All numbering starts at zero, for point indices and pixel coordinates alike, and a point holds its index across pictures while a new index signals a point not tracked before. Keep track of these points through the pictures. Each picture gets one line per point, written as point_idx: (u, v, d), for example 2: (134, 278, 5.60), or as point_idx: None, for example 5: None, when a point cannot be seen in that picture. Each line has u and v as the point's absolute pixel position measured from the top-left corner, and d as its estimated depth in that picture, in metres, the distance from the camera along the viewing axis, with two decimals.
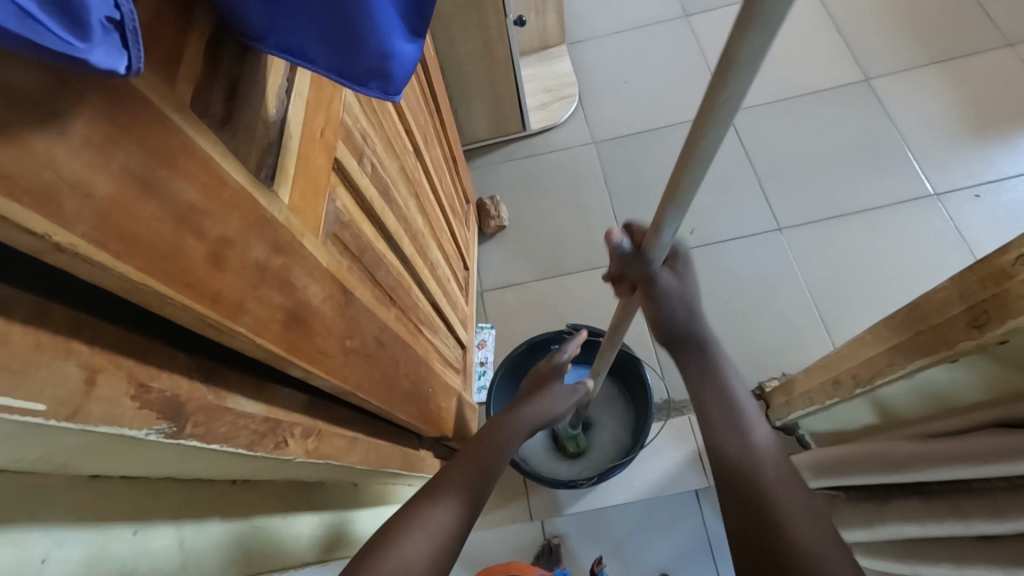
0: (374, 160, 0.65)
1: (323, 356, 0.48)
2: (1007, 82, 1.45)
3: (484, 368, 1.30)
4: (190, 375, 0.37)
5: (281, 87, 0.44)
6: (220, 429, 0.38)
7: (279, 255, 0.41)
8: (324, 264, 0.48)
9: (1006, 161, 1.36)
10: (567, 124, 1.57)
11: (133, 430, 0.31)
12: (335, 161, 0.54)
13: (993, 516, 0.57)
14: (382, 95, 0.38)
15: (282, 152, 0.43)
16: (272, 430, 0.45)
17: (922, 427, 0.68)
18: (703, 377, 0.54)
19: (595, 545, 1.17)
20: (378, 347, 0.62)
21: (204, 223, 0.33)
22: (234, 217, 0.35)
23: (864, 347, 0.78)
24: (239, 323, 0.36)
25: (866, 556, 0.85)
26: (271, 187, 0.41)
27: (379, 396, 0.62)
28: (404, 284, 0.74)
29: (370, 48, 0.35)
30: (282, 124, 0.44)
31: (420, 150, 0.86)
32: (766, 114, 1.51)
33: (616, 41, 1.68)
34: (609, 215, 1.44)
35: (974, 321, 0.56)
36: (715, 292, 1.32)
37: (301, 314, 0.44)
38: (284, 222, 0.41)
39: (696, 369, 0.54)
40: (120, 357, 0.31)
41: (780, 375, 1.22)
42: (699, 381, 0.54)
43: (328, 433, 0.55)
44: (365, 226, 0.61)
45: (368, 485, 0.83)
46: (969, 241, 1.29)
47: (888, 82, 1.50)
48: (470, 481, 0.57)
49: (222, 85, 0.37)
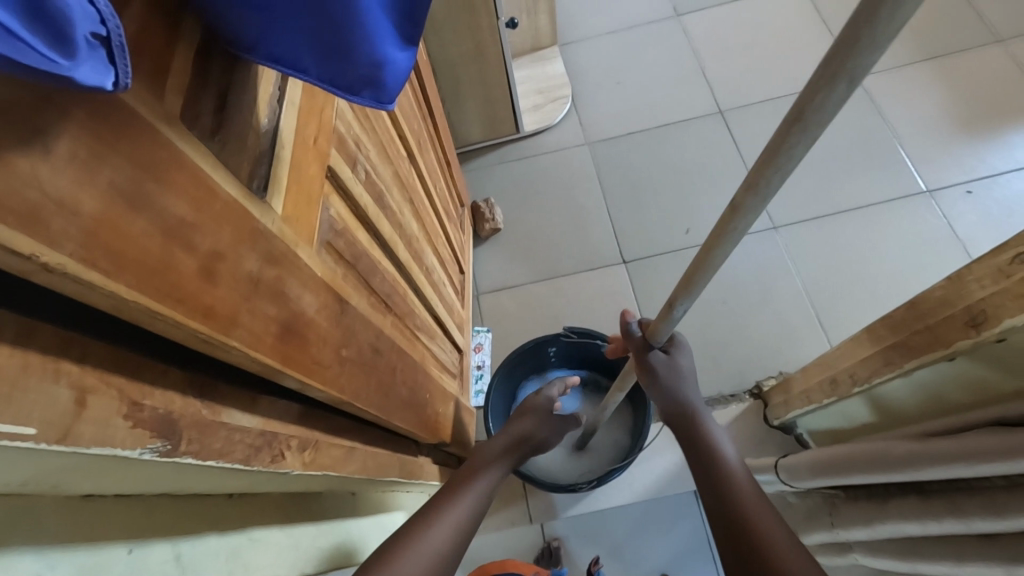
0: (368, 166, 0.64)
1: (319, 367, 0.48)
2: (997, 79, 1.46)
3: (481, 372, 1.29)
4: (182, 390, 0.37)
5: (272, 96, 0.44)
6: (214, 445, 0.38)
7: (272, 266, 0.40)
8: (319, 274, 0.48)
9: (997, 157, 1.37)
10: (560, 126, 1.57)
11: (125, 450, 0.30)
12: (328, 169, 0.53)
13: (992, 514, 0.57)
14: (375, 104, 0.38)
15: (275, 163, 0.42)
16: (268, 443, 0.44)
17: (921, 426, 0.68)
18: (690, 430, 0.65)
19: (595, 548, 1.17)
20: (374, 355, 0.61)
21: (195, 237, 0.32)
22: (225, 230, 0.35)
23: (862, 347, 0.78)
24: (233, 336, 0.36)
25: (865, 555, 0.85)
26: (263, 198, 0.40)
27: (376, 404, 0.62)
28: (399, 290, 0.74)
29: (362, 56, 0.34)
30: (274, 134, 0.43)
31: (414, 155, 0.86)
32: (760, 113, 1.51)
33: (608, 41, 1.68)
34: (604, 216, 1.44)
35: (971, 321, 0.56)
36: (712, 292, 1.32)
37: (296, 325, 0.44)
38: (277, 232, 0.41)
39: (685, 429, 0.65)
40: (110, 376, 0.30)
41: (777, 374, 1.22)
42: (688, 433, 0.65)
43: (325, 444, 0.55)
44: (360, 233, 0.61)
45: (366, 493, 0.83)
46: (962, 237, 1.30)
47: (881, 80, 1.51)
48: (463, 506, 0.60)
49: (212, 96, 0.36)
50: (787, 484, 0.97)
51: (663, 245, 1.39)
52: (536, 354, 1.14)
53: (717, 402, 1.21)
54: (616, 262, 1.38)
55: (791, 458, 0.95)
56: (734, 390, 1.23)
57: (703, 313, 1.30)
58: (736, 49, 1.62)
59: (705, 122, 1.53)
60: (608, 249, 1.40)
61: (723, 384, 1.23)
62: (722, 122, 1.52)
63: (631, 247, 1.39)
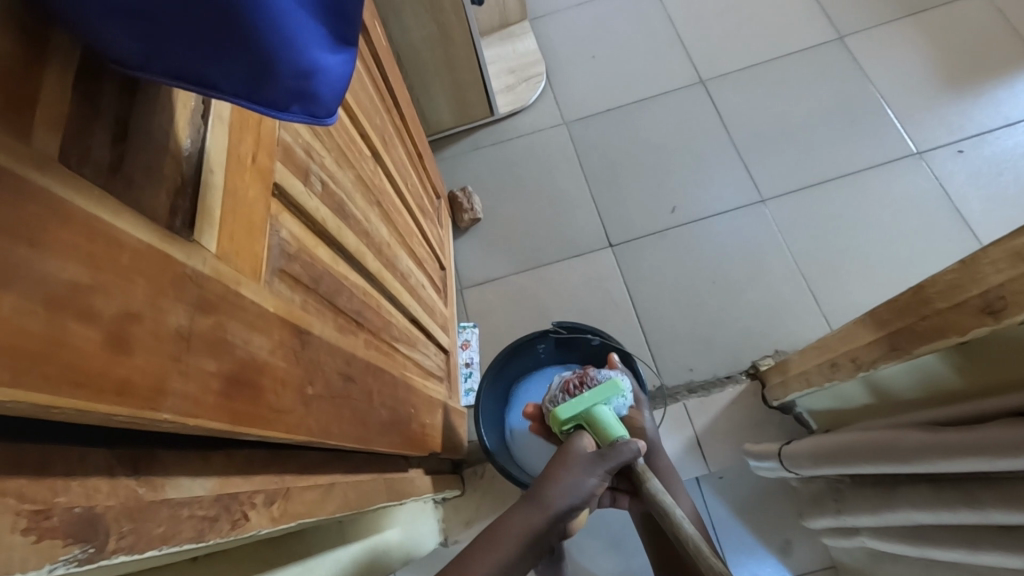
0: (323, 175, 0.58)
1: (277, 414, 0.43)
2: (982, 32, 1.41)
3: (469, 370, 1.24)
4: (108, 472, 0.31)
5: (194, 111, 0.37)
6: (155, 529, 0.32)
7: (208, 314, 0.34)
8: (271, 309, 0.42)
9: (987, 112, 1.32)
10: (534, 105, 1.50)
11: (27, 571, 0.25)
12: (274, 186, 0.47)
13: (1009, 507, 0.53)
14: (310, 119, 0.32)
15: (201, 191, 0.36)
16: (225, 509, 0.39)
17: (931, 413, 0.64)
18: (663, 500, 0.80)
19: (597, 541, 1.15)
20: (347, 384, 0.56)
21: (98, 302, 0.27)
22: (141, 285, 0.29)
23: (865, 330, 0.74)
24: (162, 408, 0.31)
25: (873, 539, 0.82)
26: (189, 237, 0.34)
27: (352, 436, 0.57)
28: (372, 304, 0.68)
29: (286, 67, 0.29)
30: (200, 157, 0.37)
31: (379, 153, 0.79)
32: (740, 81, 1.46)
33: (580, 13, 1.61)
34: (585, 200, 1.38)
35: (987, 307, 0.52)
36: (700, 272, 1.28)
37: (245, 375, 0.38)
38: (211, 273, 0.35)
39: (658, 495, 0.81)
40: (3, 481, 0.25)
41: (774, 353, 1.19)
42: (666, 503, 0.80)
43: (298, 489, 0.50)
44: (319, 250, 0.55)
45: (356, 517, 0.78)
46: (954, 199, 1.26)
47: (863, 40, 1.45)
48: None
49: (106, 125, 0.30)
50: (790, 471, 0.94)
51: (649, 226, 1.34)
52: (528, 352, 1.10)
53: (712, 385, 1.17)
54: (602, 246, 1.33)
55: (793, 445, 0.91)
56: (730, 370, 1.20)
57: (694, 293, 1.26)
58: (712, 14, 1.55)
59: (686, 93, 1.46)
60: (593, 233, 1.35)
61: (719, 366, 1.20)
62: (703, 92, 1.46)
63: (616, 230, 1.34)
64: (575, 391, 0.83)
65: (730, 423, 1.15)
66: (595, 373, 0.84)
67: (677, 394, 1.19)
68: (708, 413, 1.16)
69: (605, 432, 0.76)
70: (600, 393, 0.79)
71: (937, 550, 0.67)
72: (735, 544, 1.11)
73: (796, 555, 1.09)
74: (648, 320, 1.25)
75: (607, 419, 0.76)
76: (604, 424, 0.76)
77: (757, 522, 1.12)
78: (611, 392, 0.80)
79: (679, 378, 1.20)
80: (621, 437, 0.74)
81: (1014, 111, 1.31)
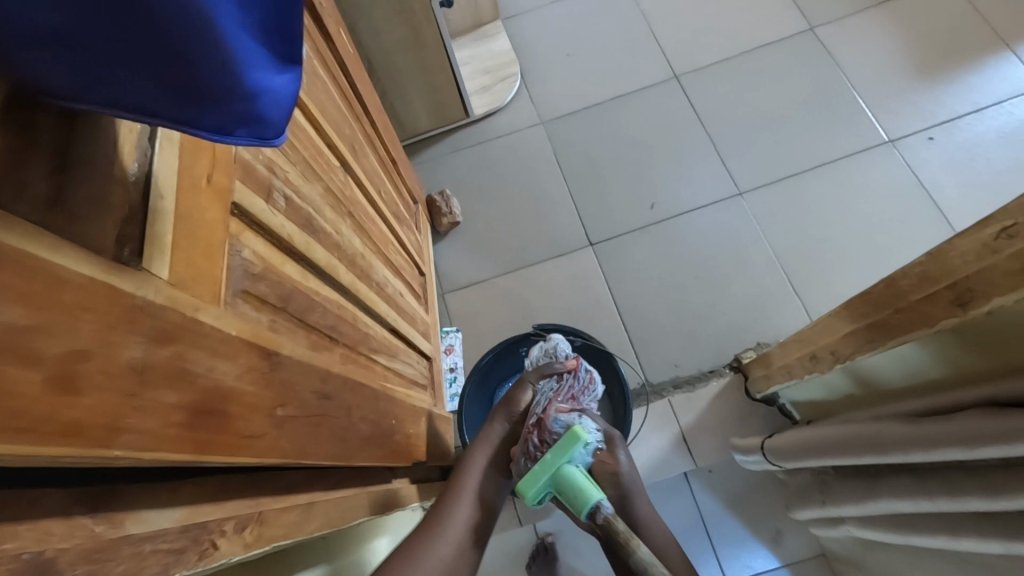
0: (289, 190, 0.57)
1: (245, 440, 0.42)
2: (948, 18, 1.42)
3: (454, 375, 1.23)
4: (64, 513, 0.30)
5: (141, 134, 0.36)
6: (116, 568, 0.31)
7: (165, 344, 0.33)
8: (235, 333, 0.41)
9: (956, 99, 1.34)
10: (510, 106, 1.49)
11: None
12: (234, 206, 0.46)
13: (988, 496, 0.54)
14: (258, 142, 0.31)
15: (150, 218, 0.35)
16: (194, 540, 0.38)
17: (908, 403, 0.65)
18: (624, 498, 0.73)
19: (589, 540, 1.15)
20: (322, 402, 0.55)
21: (39, 344, 0.26)
22: (88, 322, 0.28)
23: (843, 322, 0.75)
24: (115, 446, 0.30)
25: (859, 528, 0.83)
26: (141, 267, 0.33)
27: (330, 454, 0.56)
28: (347, 317, 0.67)
29: (229, 91, 0.28)
30: (149, 182, 0.36)
31: (349, 163, 0.78)
32: (715, 75, 1.46)
33: (553, 11, 1.60)
34: (564, 199, 1.38)
35: (958, 299, 0.53)
36: (681, 267, 1.28)
37: (209, 404, 0.37)
38: (166, 302, 0.34)
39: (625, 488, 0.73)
40: None
41: (756, 346, 1.20)
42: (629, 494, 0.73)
43: (274, 511, 0.49)
44: (287, 267, 0.54)
45: (341, 531, 0.77)
46: (927, 186, 1.28)
47: (834, 30, 1.46)
48: (444, 550, 0.66)
49: (39, 159, 0.29)
50: (776, 464, 0.94)
51: (628, 223, 1.34)
52: (515, 353, 1.11)
53: (697, 380, 1.18)
54: (582, 245, 1.33)
55: (777, 439, 0.92)
56: (714, 364, 1.20)
57: (675, 289, 1.27)
58: (685, 8, 1.56)
59: (660, 89, 1.46)
60: (573, 232, 1.34)
61: (703, 360, 1.21)
62: (678, 87, 1.46)
63: (596, 228, 1.34)
64: (536, 454, 0.73)
65: (716, 417, 1.16)
66: (553, 426, 0.74)
67: (662, 390, 1.19)
68: (694, 408, 1.16)
69: (578, 497, 0.63)
70: (561, 451, 0.66)
71: (921, 539, 0.68)
72: (725, 535, 1.12)
73: (787, 544, 1.10)
74: (630, 318, 1.25)
75: (575, 482, 0.64)
76: (575, 488, 0.63)
77: (745, 513, 1.12)
78: (574, 445, 0.67)
79: (664, 374, 1.20)
80: (594, 499, 0.62)
81: (983, 96, 1.33)
